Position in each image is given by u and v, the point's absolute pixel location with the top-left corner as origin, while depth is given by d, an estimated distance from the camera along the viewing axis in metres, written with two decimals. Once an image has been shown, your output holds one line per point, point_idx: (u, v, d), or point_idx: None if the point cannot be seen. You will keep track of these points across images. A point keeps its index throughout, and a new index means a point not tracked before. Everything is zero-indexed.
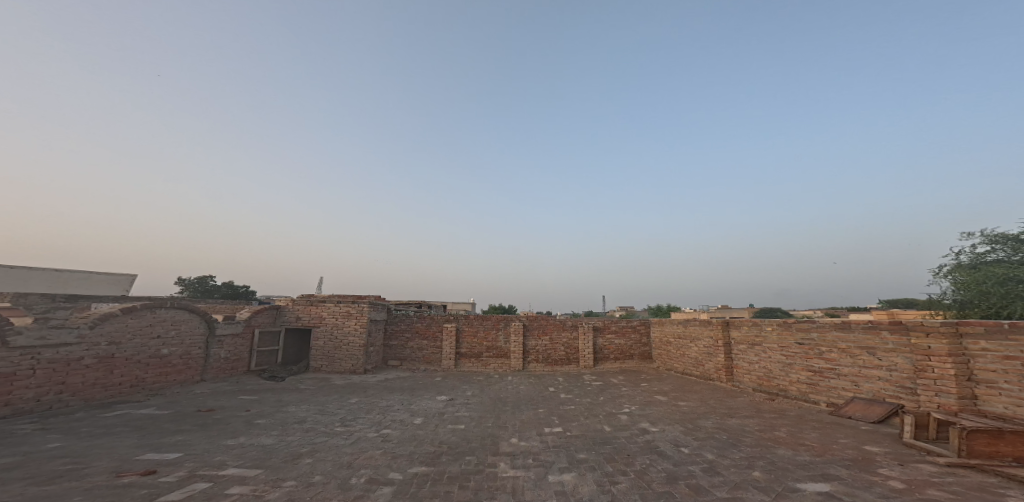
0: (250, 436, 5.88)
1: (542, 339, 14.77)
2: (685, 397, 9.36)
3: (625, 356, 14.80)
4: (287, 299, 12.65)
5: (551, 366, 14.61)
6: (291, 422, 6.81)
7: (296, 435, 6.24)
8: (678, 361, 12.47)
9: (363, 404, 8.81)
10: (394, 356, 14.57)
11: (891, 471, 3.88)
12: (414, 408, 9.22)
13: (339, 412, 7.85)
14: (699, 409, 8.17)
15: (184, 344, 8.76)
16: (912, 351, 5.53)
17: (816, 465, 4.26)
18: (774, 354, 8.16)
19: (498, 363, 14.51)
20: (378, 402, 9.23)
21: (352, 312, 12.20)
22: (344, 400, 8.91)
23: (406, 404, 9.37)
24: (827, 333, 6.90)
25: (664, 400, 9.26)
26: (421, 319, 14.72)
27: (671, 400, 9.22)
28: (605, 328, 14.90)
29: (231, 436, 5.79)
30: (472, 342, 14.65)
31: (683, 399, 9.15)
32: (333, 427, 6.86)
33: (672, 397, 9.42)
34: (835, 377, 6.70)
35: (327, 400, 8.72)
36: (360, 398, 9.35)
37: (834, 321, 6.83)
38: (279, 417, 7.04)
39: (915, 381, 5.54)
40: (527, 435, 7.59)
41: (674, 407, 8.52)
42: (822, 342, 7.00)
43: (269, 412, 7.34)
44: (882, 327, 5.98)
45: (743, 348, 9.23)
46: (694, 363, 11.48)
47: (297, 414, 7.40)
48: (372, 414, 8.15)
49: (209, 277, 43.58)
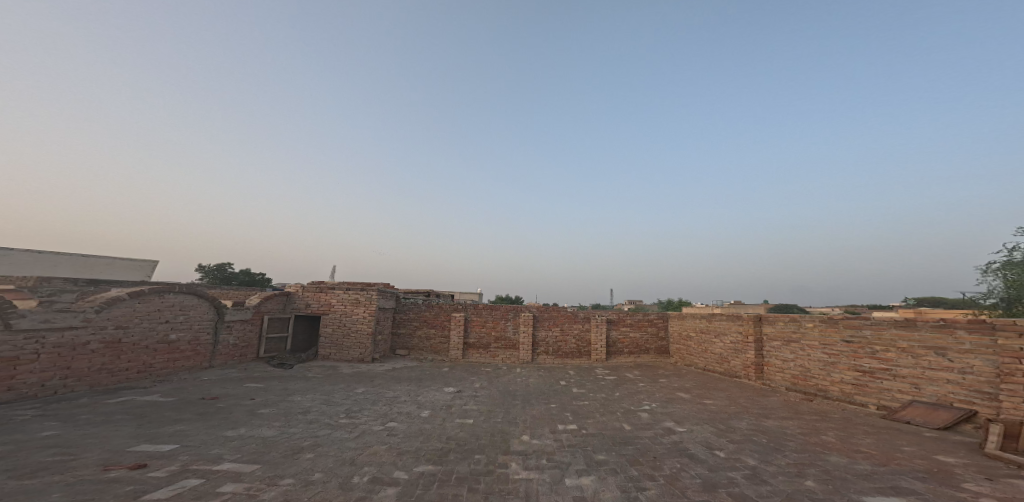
0: (251, 428, 5.63)
1: (553, 330, 14.34)
2: (709, 396, 8.85)
3: (640, 350, 14.28)
4: (296, 285, 12.46)
5: (562, 359, 14.22)
6: (295, 413, 6.56)
7: (299, 427, 5.98)
8: (698, 357, 11.95)
9: (370, 394, 8.55)
10: (402, 345, 14.38)
11: (980, 487, 3.62)
12: (423, 400, 8.94)
13: (345, 403, 7.60)
14: (727, 409, 7.67)
15: (193, 329, 8.56)
16: (995, 354, 5.29)
17: (886, 479, 4.05)
18: (814, 352, 7.89)
19: (507, 355, 14.17)
20: (385, 392, 8.97)
21: (360, 300, 12.01)
22: (352, 390, 8.67)
23: (412, 396, 9.10)
24: (885, 331, 6.60)
25: (688, 398, 8.79)
26: (430, 308, 14.45)
27: (694, 399, 8.73)
28: (619, 321, 14.39)
29: (231, 427, 5.54)
30: (480, 332, 14.33)
31: (707, 398, 8.64)
32: (337, 419, 6.60)
33: (695, 395, 8.92)
34: (891, 378, 6.47)
35: (333, 390, 8.49)
36: (367, 388, 9.11)
37: (894, 319, 6.54)
38: (283, 407, 6.82)
39: (994, 385, 5.31)
40: (539, 432, 7.22)
41: (700, 406, 8.05)
42: (877, 341, 6.71)
43: (274, 401, 7.11)
44: (958, 326, 5.72)
45: (777, 345, 8.92)
46: (717, 359, 11.00)
47: (301, 404, 7.16)
48: (378, 405, 7.88)
49: (227, 264, 44.46)
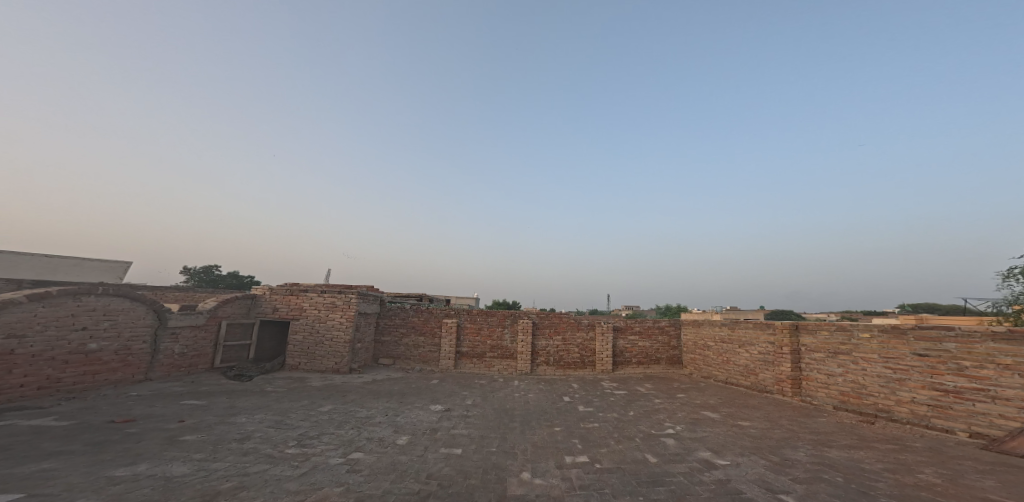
0: (157, 463, 4.12)
1: (554, 339, 12.94)
2: (744, 416, 7.47)
3: (650, 361, 12.90)
4: (263, 287, 10.94)
5: (565, 370, 12.82)
6: (229, 441, 5.06)
7: (226, 461, 4.50)
8: (718, 369, 10.62)
9: (337, 414, 7.08)
10: (385, 354, 12.91)
11: None
12: (403, 422, 7.48)
13: (300, 426, 6.11)
14: (773, 435, 6.29)
15: (123, 337, 7.07)
16: None
17: None
18: (872, 366, 6.56)
19: (504, 365, 12.75)
20: (356, 411, 7.49)
21: (337, 303, 10.62)
22: (316, 409, 7.19)
23: (390, 416, 7.63)
24: (977, 344, 5.37)
25: (718, 419, 7.40)
26: (419, 314, 13.02)
27: (725, 420, 7.36)
28: (627, 329, 13.03)
29: (128, 462, 4.06)
30: (474, 340, 12.89)
31: (741, 419, 7.26)
32: (283, 449, 5.12)
33: (725, 416, 7.55)
34: (987, 401, 5.23)
35: (291, 409, 7.00)
36: (336, 406, 7.64)
37: (990, 329, 5.31)
38: (216, 433, 5.31)
39: None
40: (544, 468, 5.80)
41: (737, 430, 6.67)
42: (965, 355, 5.48)
43: (209, 424, 5.61)
44: None
45: (819, 357, 7.52)
46: (742, 372, 9.65)
47: (243, 428, 5.66)
48: (343, 429, 6.40)
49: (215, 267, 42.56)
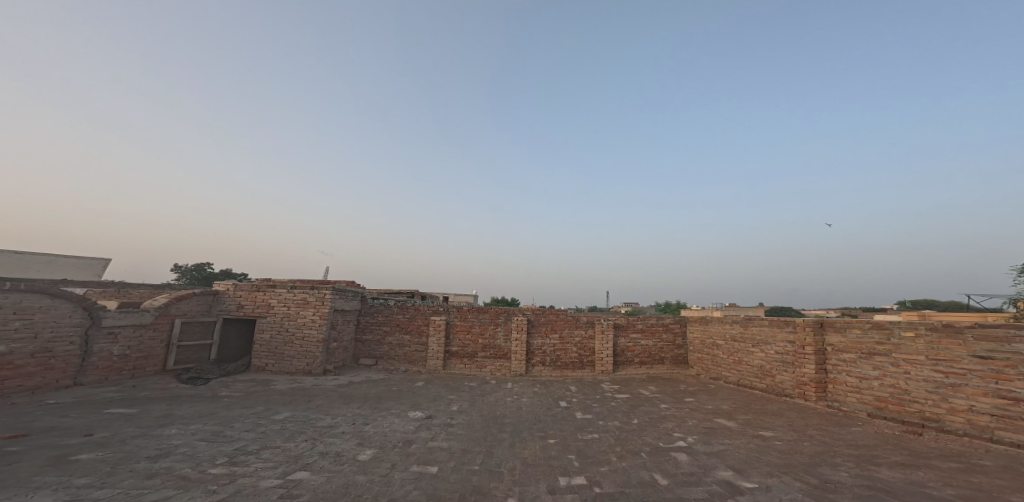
0: (12, 495, 3.18)
1: (551, 337, 11.97)
2: (764, 426, 6.50)
3: (654, 360, 11.94)
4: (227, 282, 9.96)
5: (562, 371, 11.86)
6: (136, 459, 4.20)
7: (115, 488, 3.55)
8: (729, 370, 9.67)
9: (291, 424, 6.08)
10: (367, 354, 11.91)
11: None
12: (371, 431, 6.54)
13: (239, 439, 5.27)
14: (804, 448, 5.32)
15: (42, 339, 6.29)
16: None
17: None
18: (918, 369, 5.59)
19: (496, 366, 11.77)
20: (316, 418, 6.53)
21: (309, 300, 9.72)
22: (267, 418, 6.30)
23: (357, 425, 6.63)
24: None
25: (736, 429, 6.42)
26: (404, 311, 12.02)
27: (745, 430, 6.39)
28: (629, 326, 12.05)
29: None
30: (464, 340, 11.91)
31: (762, 430, 6.29)
32: (202, 474, 4.13)
33: (744, 426, 6.58)
34: None
35: (236, 418, 6.17)
36: (294, 414, 6.65)
37: None
38: (122, 452, 4.35)
39: None
40: (531, 492, 4.84)
41: (759, 442, 5.70)
42: None
43: (122, 439, 4.75)
44: None
45: (850, 358, 6.54)
46: (757, 373, 8.71)
47: (163, 446, 4.68)
48: (293, 442, 5.41)
49: (208, 265, 41.17)
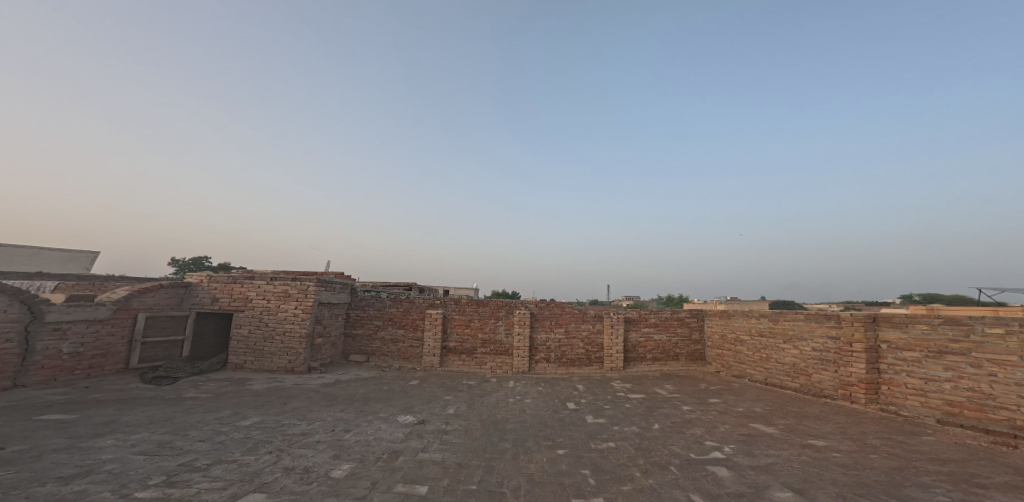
0: None
1: (556, 332, 11.08)
2: (812, 433, 5.60)
3: (667, 357, 11.05)
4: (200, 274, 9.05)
5: (567, 368, 10.98)
6: (39, 481, 3.37)
7: None
8: (756, 367, 8.90)
9: (257, 435, 5.20)
10: (358, 350, 11.05)
11: None
12: (351, 439, 5.68)
13: (187, 451, 4.43)
14: (873, 463, 4.41)
15: None
16: None
17: None
18: (1007, 371, 4.73)
19: (497, 363, 10.90)
20: (288, 424, 5.69)
21: (290, 293, 8.83)
22: (231, 424, 5.47)
23: (335, 433, 5.74)
24: None
25: (779, 438, 5.52)
26: (397, 304, 11.14)
27: (791, 439, 5.48)
28: (641, 320, 11.15)
29: None
30: (462, 335, 11.02)
31: (811, 438, 5.39)
32: None
33: (787, 434, 5.68)
34: None
35: (194, 424, 5.32)
36: (260, 420, 5.75)
37: None
38: (25, 473, 3.47)
39: None
40: None
41: (813, 455, 4.79)
42: None
43: (35, 455, 3.87)
44: None
45: (913, 357, 5.65)
46: (789, 372, 7.96)
47: (85, 463, 3.80)
48: (254, 456, 4.53)
49: (207, 258, 40.47)
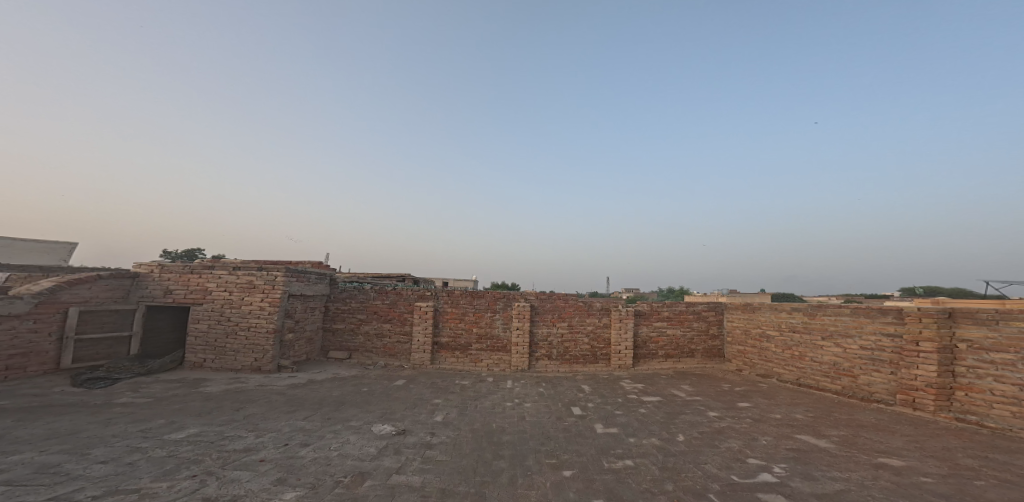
0: None
1: (558, 327, 10.02)
2: (879, 448, 4.58)
3: (682, 353, 10.01)
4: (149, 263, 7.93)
5: (571, 366, 9.94)
6: None
7: None
8: (786, 366, 7.89)
9: (182, 455, 4.21)
10: (339, 346, 9.99)
11: None
12: (306, 455, 4.68)
13: (73, 479, 3.42)
14: (982, 495, 3.39)
15: None
16: None
17: None
18: None
19: (493, 360, 9.85)
20: (231, 438, 4.76)
21: (256, 284, 7.72)
22: (156, 439, 4.47)
23: (287, 449, 4.72)
24: None
25: (841, 455, 4.49)
26: (383, 296, 10.05)
27: (855, 456, 4.46)
28: (653, 313, 10.08)
29: None
30: (455, 329, 9.95)
31: (882, 456, 4.35)
32: None
33: (847, 449, 4.64)
34: None
35: (105, 441, 4.27)
36: (196, 433, 4.74)
37: None
38: None
39: None
40: None
41: (896, 480, 3.76)
42: None
43: None
44: None
45: (1004, 360, 4.73)
46: (828, 372, 6.95)
47: None
48: (161, 485, 3.52)
49: (199, 249, 39.17)
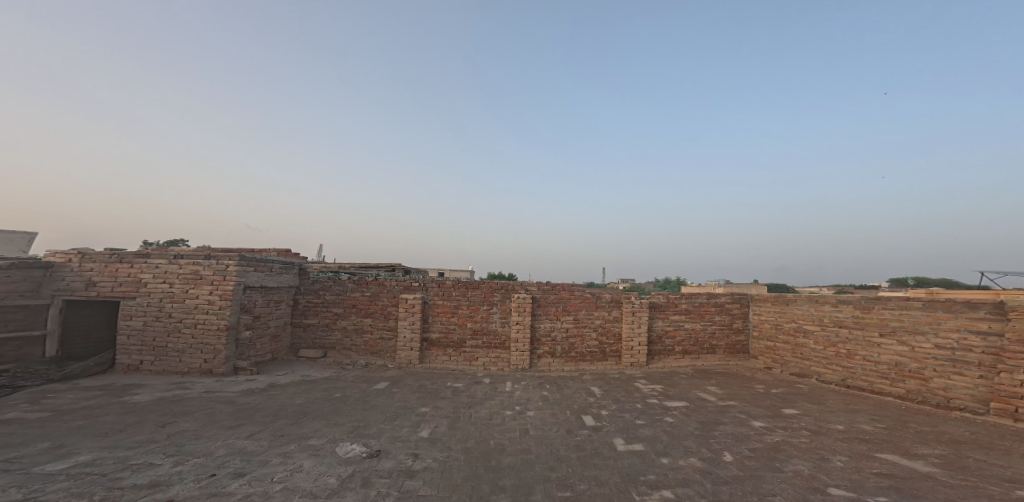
0: None
1: (563, 321, 8.84)
2: (1004, 476, 3.49)
3: (701, 350, 8.90)
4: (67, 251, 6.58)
5: (578, 365, 8.78)
6: None
7: None
8: (828, 366, 6.78)
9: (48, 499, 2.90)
10: (312, 343, 8.71)
11: None
12: (235, 492, 3.41)
13: None
14: None
15: None
16: None
17: None
18: None
19: (490, 359, 8.65)
20: (135, 469, 3.46)
21: (202, 274, 6.40)
22: (19, 474, 3.15)
23: (210, 484, 3.44)
24: None
25: (959, 486, 3.38)
26: (363, 287, 8.78)
27: (978, 487, 3.36)
28: (669, 305, 8.93)
29: None
30: (446, 324, 8.73)
31: (1018, 489, 3.27)
32: None
33: (961, 475, 3.55)
34: None
35: None
36: (85, 462, 3.44)
37: None
38: None
39: None
40: None
41: None
42: None
43: None
44: None
45: None
46: (885, 373, 5.87)
47: None
48: None
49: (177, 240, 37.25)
